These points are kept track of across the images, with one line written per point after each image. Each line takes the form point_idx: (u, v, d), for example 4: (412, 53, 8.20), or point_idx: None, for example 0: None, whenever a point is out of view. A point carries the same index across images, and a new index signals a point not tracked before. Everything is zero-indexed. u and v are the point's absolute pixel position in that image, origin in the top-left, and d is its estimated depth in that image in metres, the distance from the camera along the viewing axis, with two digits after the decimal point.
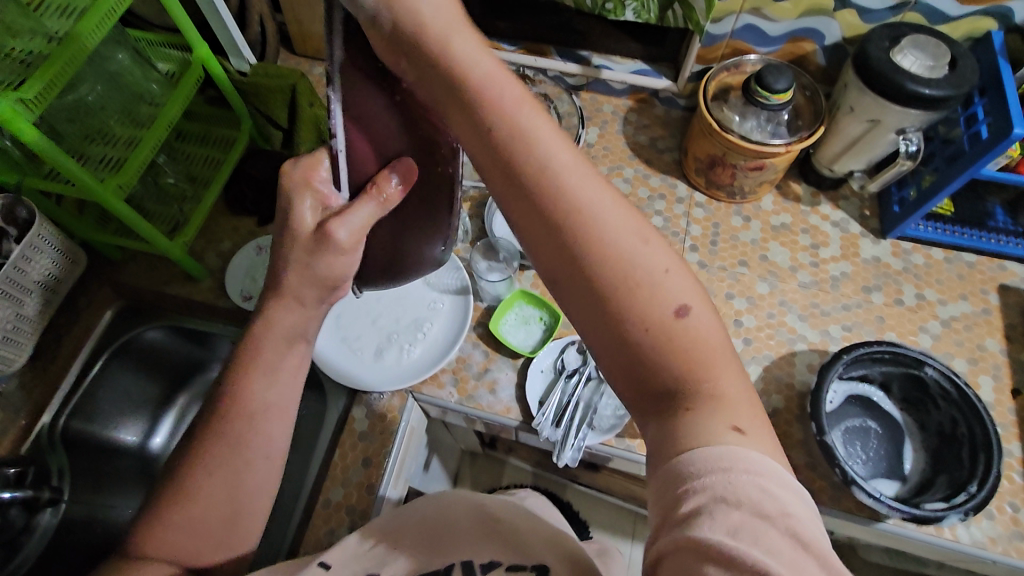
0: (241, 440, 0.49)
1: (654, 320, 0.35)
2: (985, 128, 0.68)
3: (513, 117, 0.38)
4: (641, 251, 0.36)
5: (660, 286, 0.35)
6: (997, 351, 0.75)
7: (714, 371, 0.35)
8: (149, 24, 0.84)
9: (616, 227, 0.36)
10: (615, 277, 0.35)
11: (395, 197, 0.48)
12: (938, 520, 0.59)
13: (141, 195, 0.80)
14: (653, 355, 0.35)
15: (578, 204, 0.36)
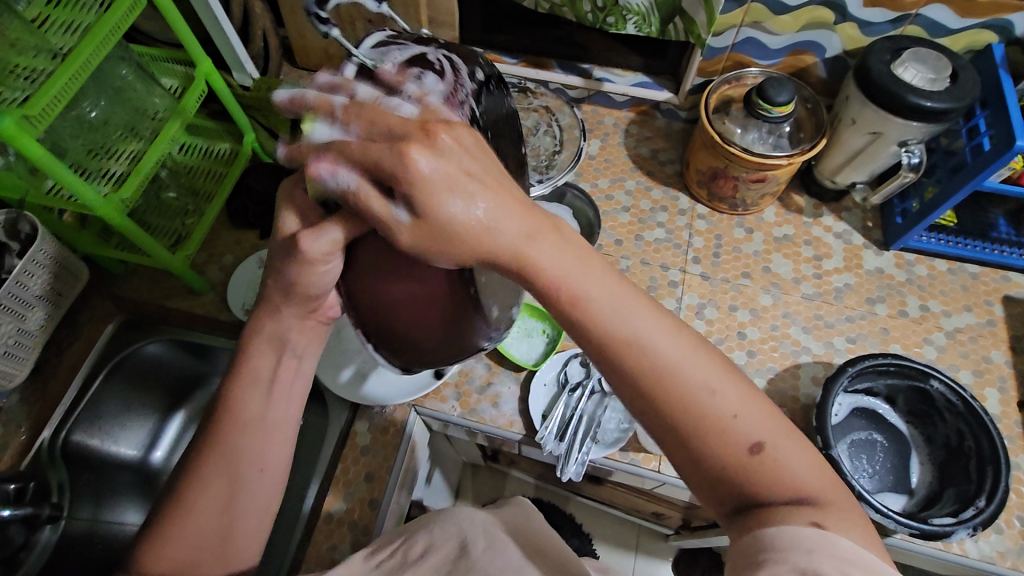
0: (234, 451, 0.48)
1: (729, 458, 0.36)
2: (987, 140, 0.68)
3: (566, 275, 0.38)
4: (711, 398, 0.37)
5: (731, 425, 0.36)
6: (1002, 363, 0.75)
7: (800, 485, 0.36)
8: (152, 39, 0.85)
9: (678, 368, 0.37)
10: (693, 427, 0.37)
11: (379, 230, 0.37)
12: (947, 535, 0.58)
13: (142, 208, 0.80)
14: (741, 488, 0.36)
15: (645, 363, 0.37)
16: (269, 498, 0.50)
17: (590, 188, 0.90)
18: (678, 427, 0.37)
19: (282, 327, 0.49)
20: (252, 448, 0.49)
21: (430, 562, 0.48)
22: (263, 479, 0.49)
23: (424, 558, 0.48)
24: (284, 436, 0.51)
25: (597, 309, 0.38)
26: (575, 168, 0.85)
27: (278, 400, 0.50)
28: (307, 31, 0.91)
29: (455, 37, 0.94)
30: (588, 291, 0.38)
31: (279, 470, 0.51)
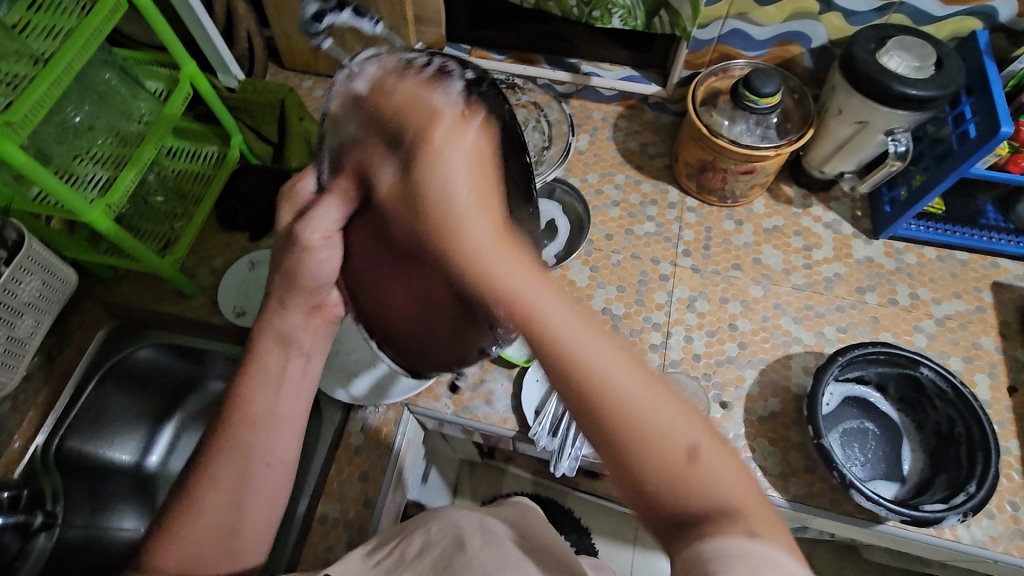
0: (241, 450, 0.48)
1: (662, 467, 0.30)
2: (973, 127, 0.68)
3: (487, 242, 0.33)
4: (642, 386, 0.32)
5: (663, 428, 0.31)
6: (992, 349, 0.75)
7: (735, 506, 0.30)
8: (136, 43, 0.84)
9: (605, 360, 0.31)
10: (611, 414, 0.31)
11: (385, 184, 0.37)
12: (938, 522, 0.58)
13: (131, 213, 0.79)
14: (656, 497, 0.30)
15: (561, 344, 0.32)
16: (273, 495, 0.50)
17: (580, 183, 0.90)
18: (593, 413, 0.32)
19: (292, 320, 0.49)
20: (258, 442, 0.48)
21: (423, 560, 0.48)
22: (268, 473, 0.49)
23: (418, 556, 0.48)
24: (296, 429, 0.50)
25: (530, 296, 0.32)
26: (565, 162, 0.86)
27: (283, 390, 0.49)
28: (293, 31, 0.90)
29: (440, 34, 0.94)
30: (510, 264, 0.33)
31: (284, 466, 0.50)
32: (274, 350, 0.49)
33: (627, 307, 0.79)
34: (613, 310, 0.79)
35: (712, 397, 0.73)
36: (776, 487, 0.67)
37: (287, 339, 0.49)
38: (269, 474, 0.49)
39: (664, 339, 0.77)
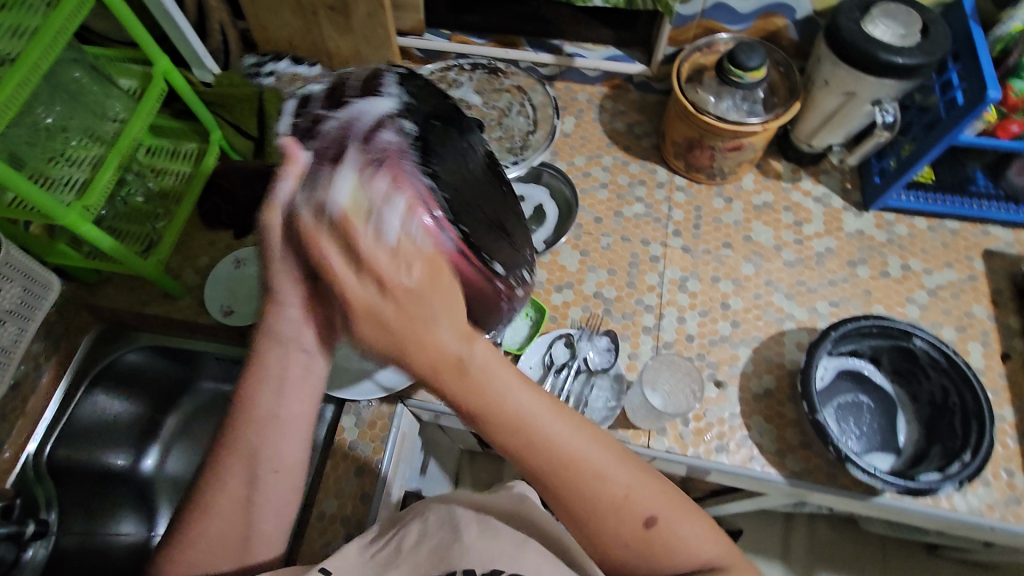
0: (255, 453, 0.49)
1: (630, 528, 0.46)
2: (960, 94, 0.67)
3: (488, 382, 0.45)
4: (616, 478, 0.46)
5: (628, 503, 0.46)
6: (985, 317, 0.75)
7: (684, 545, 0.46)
8: (106, 40, 0.82)
9: (575, 450, 0.46)
10: (594, 503, 0.46)
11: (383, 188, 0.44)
12: (934, 492, 0.58)
13: (111, 216, 0.78)
14: (630, 553, 0.46)
15: (553, 456, 0.46)
16: (282, 499, 0.49)
17: (567, 166, 0.89)
18: (578, 502, 0.46)
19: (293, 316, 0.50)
20: (267, 444, 0.49)
21: (420, 551, 0.48)
22: (277, 480, 0.49)
23: (416, 544, 0.48)
24: (300, 432, 0.50)
25: (519, 415, 0.46)
26: (551, 146, 0.85)
27: (288, 391, 0.50)
28: (269, 23, 0.89)
29: (419, 20, 0.92)
30: (507, 390, 0.46)
31: (293, 468, 0.50)
32: (274, 349, 0.50)
33: (618, 291, 0.78)
34: (605, 293, 0.78)
35: (706, 377, 0.72)
36: (773, 464, 0.67)
37: (292, 345, 0.50)
38: (278, 480, 0.49)
39: (657, 321, 0.76)
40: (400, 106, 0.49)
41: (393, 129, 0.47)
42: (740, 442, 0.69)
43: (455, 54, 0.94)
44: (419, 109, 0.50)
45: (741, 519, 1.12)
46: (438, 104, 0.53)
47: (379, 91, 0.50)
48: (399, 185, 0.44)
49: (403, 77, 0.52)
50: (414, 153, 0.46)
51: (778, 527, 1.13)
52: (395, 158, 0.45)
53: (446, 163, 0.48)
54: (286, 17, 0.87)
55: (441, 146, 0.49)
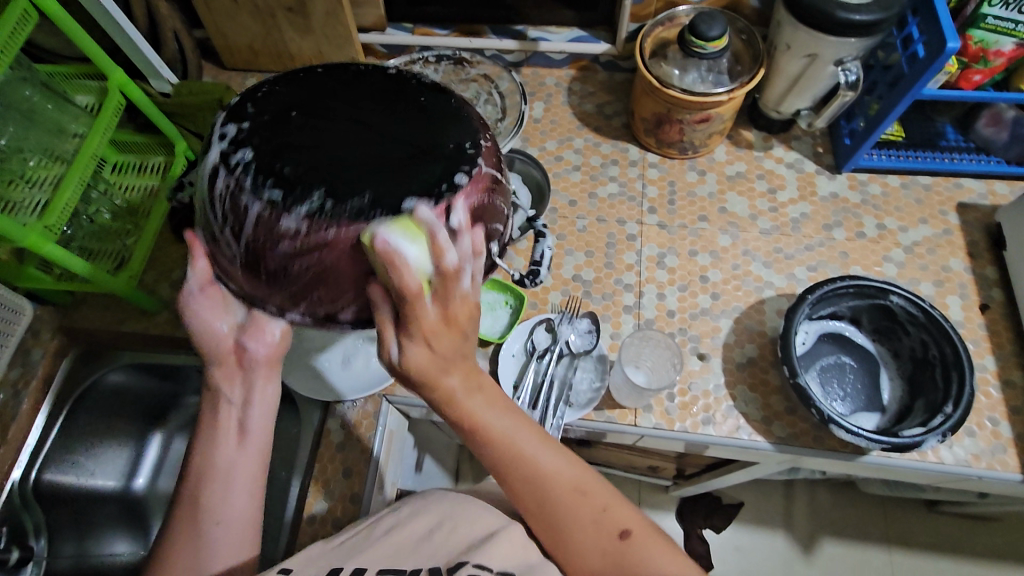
0: (201, 504, 0.49)
1: (607, 543, 0.47)
2: (922, 47, 0.66)
3: (480, 411, 0.48)
4: (584, 508, 0.48)
5: (607, 516, 0.48)
6: (962, 270, 0.75)
7: (662, 555, 0.46)
8: (60, 58, 0.81)
9: (550, 465, 0.49)
10: (573, 526, 0.47)
11: (245, 230, 0.44)
12: (919, 446, 0.58)
13: (78, 235, 0.75)
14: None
15: (532, 470, 0.48)
16: (230, 552, 0.49)
17: (538, 151, 0.88)
18: (557, 525, 0.48)
19: (218, 371, 0.52)
20: (216, 463, 0.50)
21: (391, 538, 0.48)
22: (222, 531, 0.49)
23: (386, 534, 0.48)
24: (244, 482, 0.51)
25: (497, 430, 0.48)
26: (520, 132, 0.85)
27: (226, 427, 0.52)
28: (227, 29, 0.87)
29: (380, 15, 0.91)
30: (494, 421, 0.49)
31: (239, 521, 0.50)
32: (211, 403, 0.52)
33: (597, 272, 0.78)
34: (583, 276, 0.78)
35: (689, 350, 0.72)
36: (760, 432, 0.67)
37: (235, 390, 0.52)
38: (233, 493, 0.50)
39: (637, 299, 0.76)
40: (231, 138, 0.45)
41: (226, 170, 0.44)
42: (726, 413, 0.68)
43: (419, 47, 0.93)
44: (259, 113, 0.46)
45: (741, 492, 1.12)
46: (288, 90, 0.47)
47: (212, 142, 0.46)
48: (252, 221, 0.43)
49: (233, 104, 0.47)
50: (249, 176, 0.43)
51: (779, 497, 1.13)
52: (235, 199, 0.44)
53: (295, 151, 0.44)
54: (244, 22, 0.86)
55: (296, 133, 0.44)
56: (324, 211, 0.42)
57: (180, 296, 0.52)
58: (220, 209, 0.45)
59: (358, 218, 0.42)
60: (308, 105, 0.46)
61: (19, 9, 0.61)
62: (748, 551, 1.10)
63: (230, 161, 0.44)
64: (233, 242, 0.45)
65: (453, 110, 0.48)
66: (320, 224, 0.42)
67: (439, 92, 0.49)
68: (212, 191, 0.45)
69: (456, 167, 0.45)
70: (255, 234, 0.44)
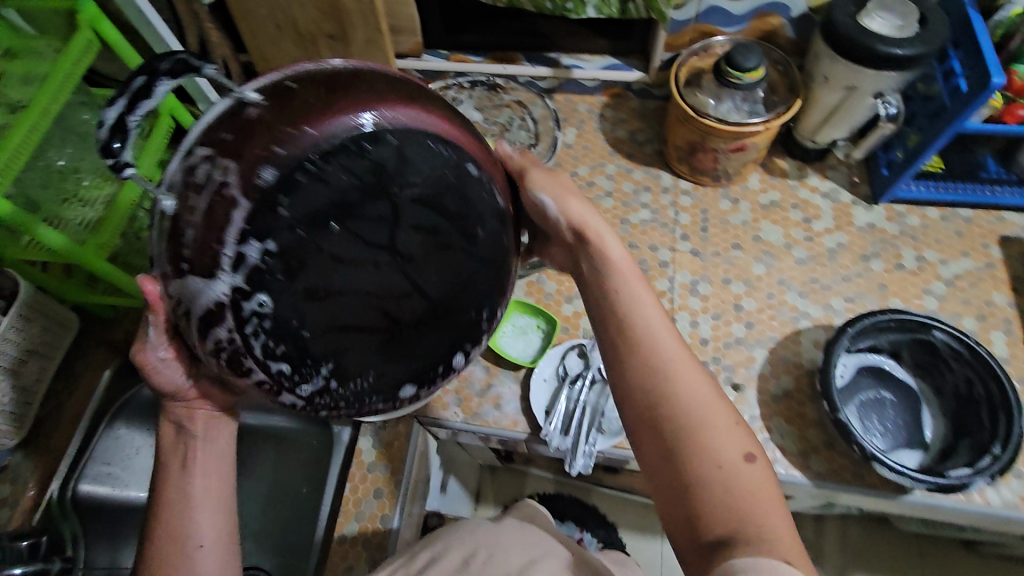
0: (173, 533, 0.46)
1: (722, 458, 0.41)
2: (964, 81, 0.66)
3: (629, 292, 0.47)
4: (708, 407, 0.43)
5: (725, 432, 0.42)
6: (1006, 304, 0.73)
7: (760, 498, 0.41)
8: (115, 82, 0.84)
9: (676, 354, 0.45)
10: (698, 419, 0.42)
11: (242, 380, 0.38)
12: (965, 487, 0.57)
13: (124, 251, 0.78)
14: (702, 510, 0.41)
15: (660, 348, 0.45)
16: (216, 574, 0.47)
17: (571, 176, 0.89)
18: (677, 410, 0.43)
19: (181, 409, 0.50)
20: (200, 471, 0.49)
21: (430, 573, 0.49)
22: (204, 554, 0.47)
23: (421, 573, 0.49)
24: (219, 505, 0.49)
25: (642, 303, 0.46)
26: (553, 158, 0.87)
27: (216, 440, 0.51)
28: (271, 55, 0.91)
29: (417, 42, 0.93)
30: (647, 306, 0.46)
31: (220, 541, 0.48)
32: (173, 435, 0.50)
33: None
34: None
35: (723, 380, 0.71)
36: (797, 466, 0.66)
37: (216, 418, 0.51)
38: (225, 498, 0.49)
39: None
40: (244, 275, 0.34)
41: (232, 317, 0.35)
42: (761, 445, 0.67)
43: (454, 72, 0.96)
44: (290, 225, 0.34)
45: None
46: (333, 180, 0.34)
47: (217, 243, 0.34)
48: (241, 378, 0.38)
49: (260, 193, 0.33)
50: (257, 339, 0.36)
51: (810, 530, 1.10)
52: (237, 352, 0.36)
53: (313, 310, 0.36)
54: (289, 49, 0.89)
55: (321, 270, 0.35)
56: (328, 390, 0.38)
57: (140, 358, 0.49)
58: (203, 331, 0.37)
59: (356, 400, 0.40)
60: (350, 216, 0.35)
61: (84, 38, 0.64)
62: None
63: (239, 307, 0.35)
64: (216, 366, 0.38)
65: (499, 253, 0.40)
66: (325, 401, 0.39)
67: (497, 212, 0.40)
68: (197, 313, 0.36)
69: (468, 344, 0.41)
70: (242, 381, 0.38)
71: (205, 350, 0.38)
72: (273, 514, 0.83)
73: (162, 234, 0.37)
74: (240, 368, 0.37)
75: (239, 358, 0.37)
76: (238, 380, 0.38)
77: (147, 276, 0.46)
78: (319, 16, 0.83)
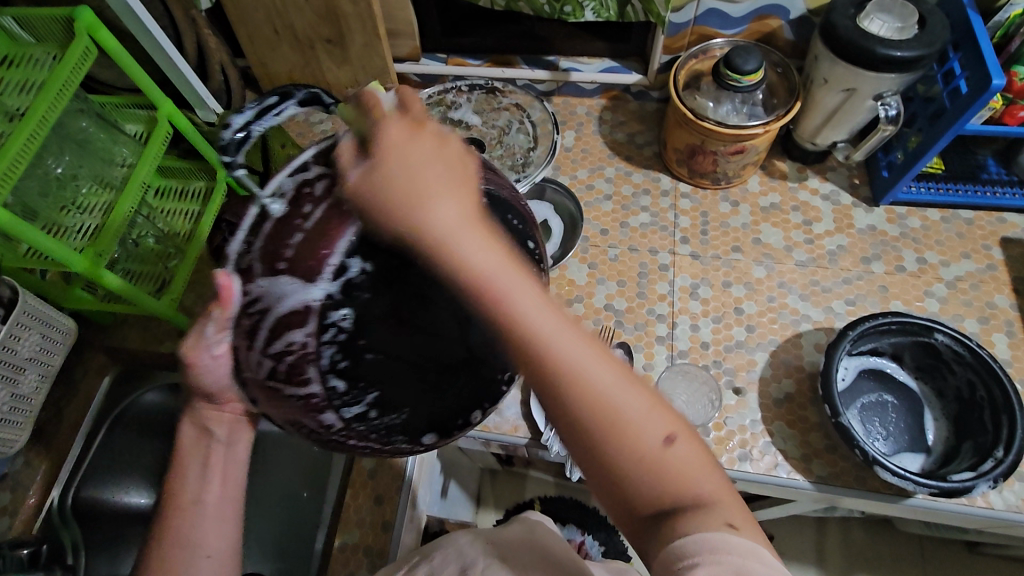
0: (182, 540, 0.47)
1: (642, 454, 0.34)
2: (964, 82, 0.66)
3: (499, 274, 0.34)
4: (617, 403, 0.34)
5: (642, 422, 0.34)
6: (1008, 306, 0.73)
7: (692, 480, 0.34)
8: (113, 88, 0.84)
9: (574, 352, 0.34)
10: (605, 425, 0.34)
11: (290, 389, 0.35)
12: (969, 491, 0.56)
13: (123, 258, 0.77)
14: (631, 504, 0.35)
15: (549, 354, 0.34)
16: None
17: (570, 180, 0.89)
18: (583, 421, 0.34)
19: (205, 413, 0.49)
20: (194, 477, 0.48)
21: None
22: (209, 565, 0.46)
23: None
24: (231, 517, 0.49)
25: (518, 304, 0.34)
26: (551, 163, 0.84)
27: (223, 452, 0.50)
28: (269, 59, 0.90)
29: (415, 46, 0.93)
30: (523, 292, 0.34)
31: (228, 553, 0.48)
32: (194, 435, 0.49)
33: (629, 302, 0.78)
34: (615, 305, 0.78)
35: (724, 384, 0.71)
36: (799, 470, 0.66)
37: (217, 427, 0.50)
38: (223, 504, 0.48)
39: (670, 330, 0.75)
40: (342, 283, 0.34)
41: (316, 323, 0.34)
42: (763, 449, 0.67)
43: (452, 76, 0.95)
44: (391, 248, 0.34)
45: (772, 525, 1.09)
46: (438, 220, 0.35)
47: (325, 249, 0.33)
48: (292, 389, 0.35)
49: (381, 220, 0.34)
50: (330, 351, 0.34)
51: (811, 533, 1.10)
52: (302, 360, 0.34)
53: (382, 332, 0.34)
54: (287, 54, 0.89)
55: (401, 300, 0.35)
56: (371, 422, 0.36)
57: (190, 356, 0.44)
58: (271, 331, 0.35)
59: (387, 438, 0.38)
60: None
61: (82, 45, 0.64)
62: None
63: (325, 313, 0.34)
64: (261, 369, 0.36)
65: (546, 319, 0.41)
66: (364, 433, 0.37)
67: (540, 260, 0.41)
68: (276, 313, 0.34)
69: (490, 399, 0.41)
70: (287, 391, 0.35)
71: (258, 343, 0.35)
72: (272, 519, 0.82)
73: (258, 235, 0.35)
74: (289, 376, 0.35)
75: (298, 367, 0.34)
76: (279, 390, 0.35)
77: (223, 271, 0.36)
78: (317, 21, 0.83)
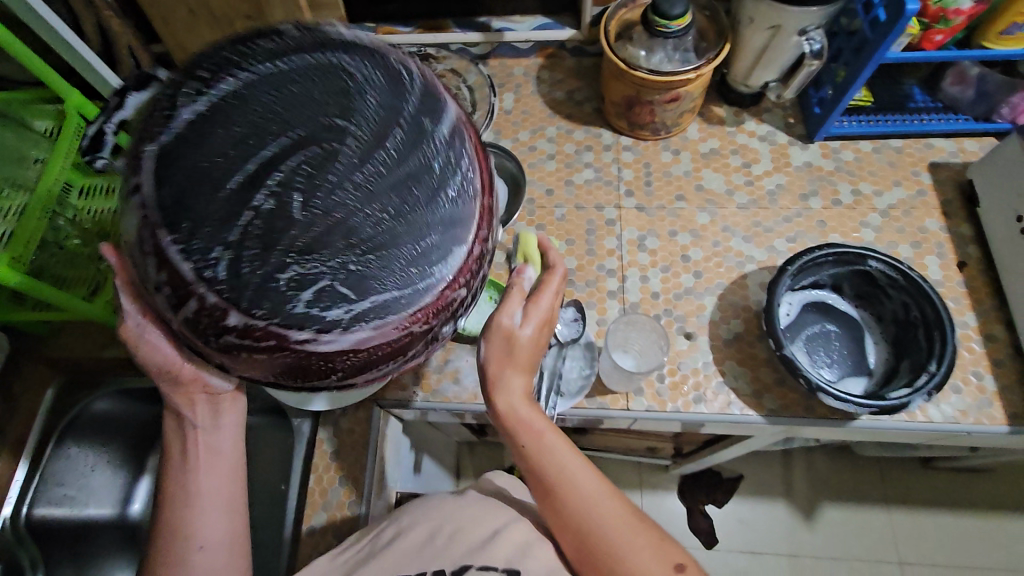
0: (178, 531, 0.49)
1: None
2: (882, 10, 0.66)
3: (542, 427, 0.50)
4: (630, 535, 0.48)
5: (657, 550, 0.48)
6: (938, 229, 0.76)
7: None
8: (15, 84, 0.79)
9: (589, 488, 0.49)
10: (630, 553, 0.47)
11: (189, 305, 0.31)
12: (905, 407, 0.59)
13: (48, 262, 0.74)
14: None
15: (574, 488, 0.49)
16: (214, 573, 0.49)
17: (512, 143, 0.87)
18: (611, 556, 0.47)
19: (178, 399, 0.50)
20: (176, 471, 0.51)
21: (395, 547, 0.51)
22: (204, 555, 0.49)
23: (388, 546, 0.52)
24: (220, 505, 0.51)
25: (553, 445, 0.50)
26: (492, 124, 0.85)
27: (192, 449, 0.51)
28: (188, 42, 0.86)
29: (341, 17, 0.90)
30: (552, 440, 0.50)
31: (222, 543, 0.50)
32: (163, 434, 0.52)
33: (579, 260, 0.78)
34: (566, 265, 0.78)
35: (676, 331, 0.72)
36: (751, 405, 0.68)
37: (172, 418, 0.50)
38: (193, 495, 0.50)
39: (620, 284, 0.76)
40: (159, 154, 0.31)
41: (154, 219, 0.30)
42: (716, 389, 0.69)
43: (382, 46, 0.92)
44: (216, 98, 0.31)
45: (740, 464, 1.14)
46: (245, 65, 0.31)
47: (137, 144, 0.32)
48: (187, 304, 0.31)
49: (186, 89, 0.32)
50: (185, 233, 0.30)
51: (779, 467, 1.14)
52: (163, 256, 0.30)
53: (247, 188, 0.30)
54: (203, 33, 0.84)
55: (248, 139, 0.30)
56: (292, 304, 0.30)
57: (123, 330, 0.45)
58: (139, 264, 0.32)
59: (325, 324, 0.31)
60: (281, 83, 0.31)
61: None
62: (750, 523, 1.11)
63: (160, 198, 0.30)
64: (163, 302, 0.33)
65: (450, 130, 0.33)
66: (288, 325, 0.31)
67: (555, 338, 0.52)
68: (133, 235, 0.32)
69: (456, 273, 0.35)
70: (187, 313, 0.32)
71: (143, 270, 0.33)
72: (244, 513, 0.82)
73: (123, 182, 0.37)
74: (177, 289, 0.31)
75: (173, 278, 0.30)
76: (197, 325, 0.32)
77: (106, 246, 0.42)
78: None
